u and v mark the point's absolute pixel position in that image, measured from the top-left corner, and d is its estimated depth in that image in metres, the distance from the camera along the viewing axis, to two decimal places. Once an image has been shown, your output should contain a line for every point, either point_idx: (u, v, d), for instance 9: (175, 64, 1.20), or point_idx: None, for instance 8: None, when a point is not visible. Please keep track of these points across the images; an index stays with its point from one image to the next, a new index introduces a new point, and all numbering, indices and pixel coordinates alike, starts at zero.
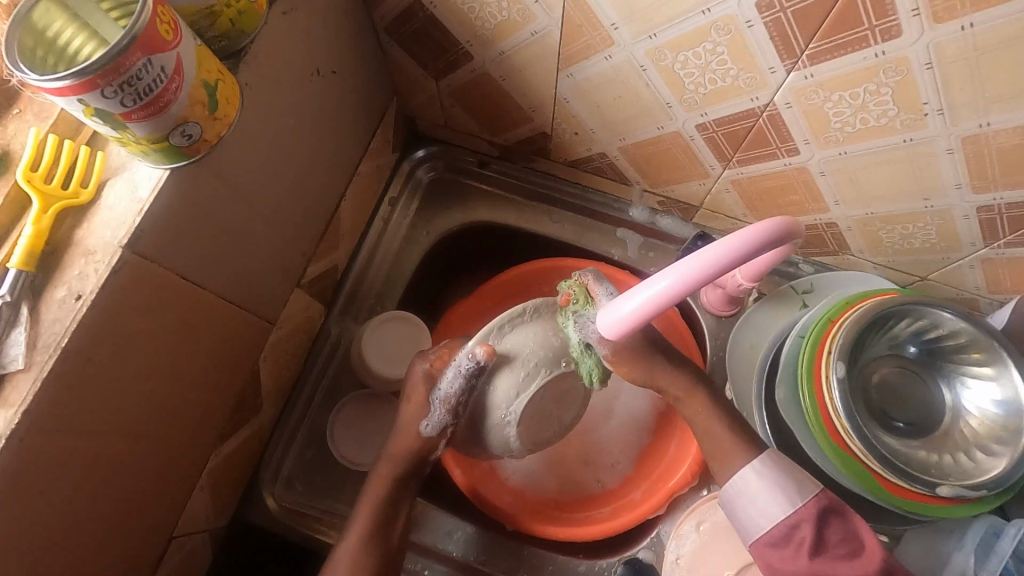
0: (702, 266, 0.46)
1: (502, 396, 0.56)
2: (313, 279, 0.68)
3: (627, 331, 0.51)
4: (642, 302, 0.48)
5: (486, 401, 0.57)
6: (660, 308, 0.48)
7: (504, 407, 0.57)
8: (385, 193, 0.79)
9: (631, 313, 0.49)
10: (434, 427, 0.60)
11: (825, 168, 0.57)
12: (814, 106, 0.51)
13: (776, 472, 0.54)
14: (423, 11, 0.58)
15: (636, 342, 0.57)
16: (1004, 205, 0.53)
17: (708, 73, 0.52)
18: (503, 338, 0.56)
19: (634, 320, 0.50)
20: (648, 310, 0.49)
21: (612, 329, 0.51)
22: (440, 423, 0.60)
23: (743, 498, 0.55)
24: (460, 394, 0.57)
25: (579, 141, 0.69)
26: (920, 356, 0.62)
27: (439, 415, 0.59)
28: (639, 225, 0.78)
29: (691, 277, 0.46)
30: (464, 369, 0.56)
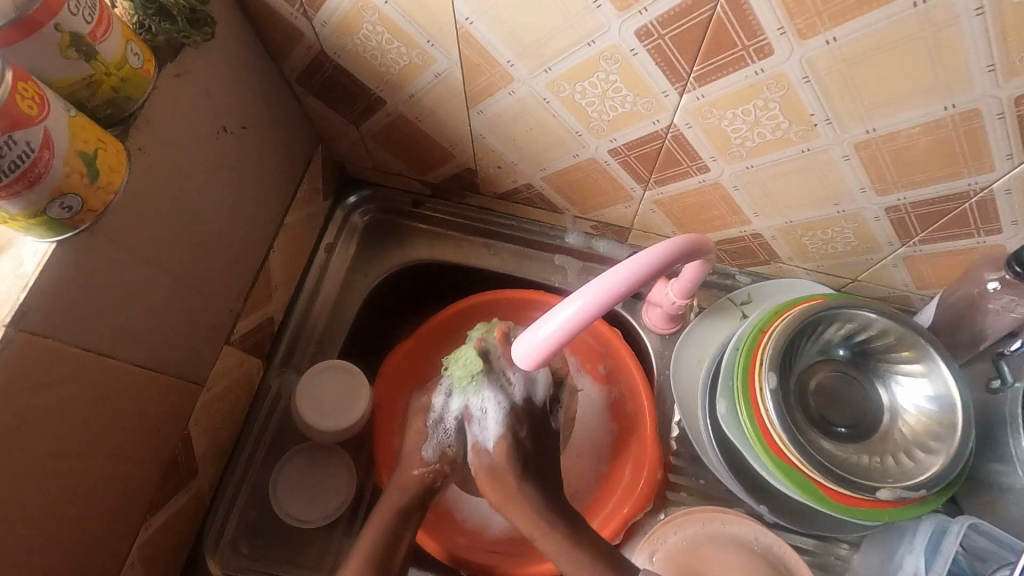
0: (614, 287, 0.47)
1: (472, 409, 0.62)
2: (244, 334, 0.66)
3: (543, 359, 0.51)
4: (556, 326, 0.48)
5: (469, 428, 0.62)
6: (574, 332, 0.49)
7: (479, 432, 0.61)
8: (320, 240, 0.79)
9: (546, 340, 0.49)
10: (433, 452, 0.63)
11: (737, 182, 0.58)
12: (712, 124, 0.52)
13: None
14: (329, 61, 0.59)
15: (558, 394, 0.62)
16: (908, 203, 0.54)
17: (607, 101, 0.53)
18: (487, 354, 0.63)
19: (550, 347, 0.49)
20: (562, 335, 0.48)
21: (526, 358, 0.50)
22: (441, 444, 0.63)
23: None
24: (451, 415, 0.63)
25: (503, 174, 0.69)
26: (854, 359, 0.62)
27: (442, 434, 0.63)
28: (576, 250, 0.78)
29: (602, 298, 0.47)
30: (445, 388, 0.63)
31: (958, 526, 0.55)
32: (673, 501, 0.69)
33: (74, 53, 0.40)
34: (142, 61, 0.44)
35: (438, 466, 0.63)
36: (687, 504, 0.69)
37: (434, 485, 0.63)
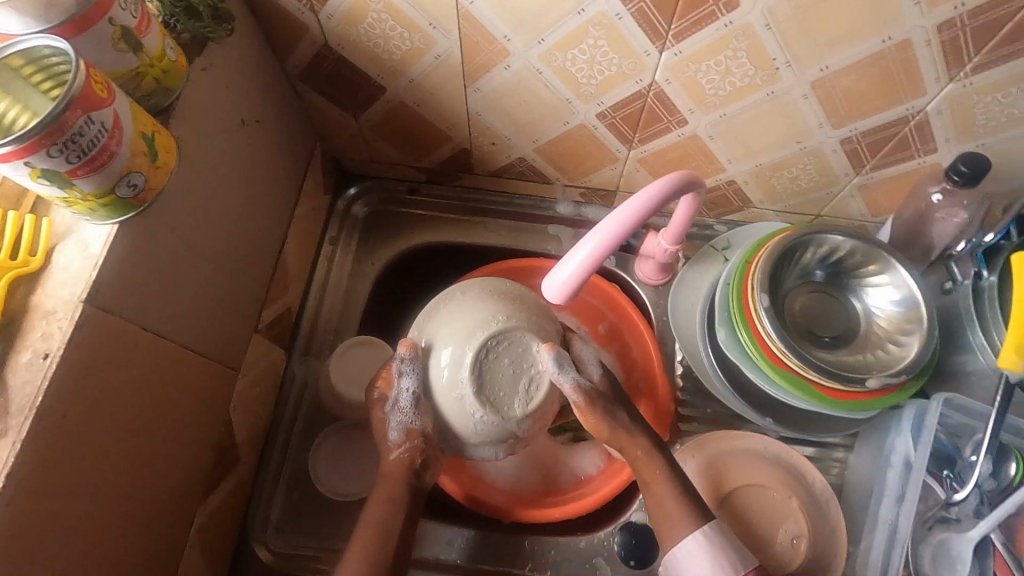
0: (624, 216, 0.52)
1: (442, 375, 0.58)
2: (269, 323, 0.69)
3: (570, 293, 0.55)
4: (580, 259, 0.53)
5: (435, 397, 0.59)
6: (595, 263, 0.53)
7: (455, 394, 0.58)
8: (324, 233, 0.82)
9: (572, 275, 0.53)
10: (398, 432, 0.61)
11: (712, 132, 0.66)
12: (689, 77, 0.59)
13: (720, 539, 0.56)
14: (333, 53, 0.63)
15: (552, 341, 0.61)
16: (859, 133, 0.62)
17: (595, 66, 0.59)
18: (426, 330, 0.61)
19: (574, 283, 0.54)
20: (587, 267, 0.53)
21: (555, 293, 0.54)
22: (404, 423, 0.61)
23: (685, 564, 0.56)
24: (413, 390, 0.60)
25: (497, 150, 0.75)
26: (827, 279, 0.69)
27: (401, 415, 0.61)
28: (567, 219, 0.85)
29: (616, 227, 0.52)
30: (402, 365, 0.60)
31: (936, 404, 0.61)
32: (687, 432, 0.75)
33: (124, 45, 0.43)
34: (177, 54, 0.47)
35: (407, 445, 0.61)
36: (699, 432, 0.75)
37: (413, 465, 0.61)
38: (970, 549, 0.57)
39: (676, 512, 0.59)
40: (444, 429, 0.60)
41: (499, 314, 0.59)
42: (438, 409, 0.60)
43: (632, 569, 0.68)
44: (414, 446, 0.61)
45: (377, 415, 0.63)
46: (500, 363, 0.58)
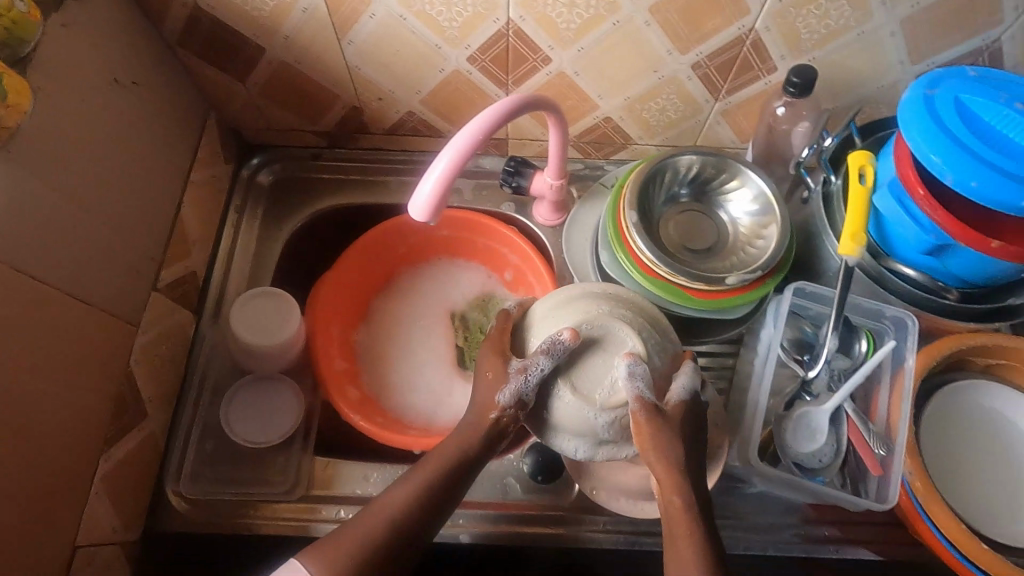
0: (479, 123, 0.54)
1: (564, 388, 0.57)
2: (169, 284, 0.71)
3: (436, 208, 0.56)
4: (441, 167, 0.54)
5: (557, 392, 0.57)
6: (457, 171, 0.54)
7: (576, 409, 0.56)
8: (229, 203, 0.84)
9: (435, 186, 0.54)
10: (510, 397, 0.56)
11: (576, 68, 0.70)
12: (539, 13, 0.63)
13: None
14: (205, 15, 0.66)
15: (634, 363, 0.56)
16: (705, 58, 0.68)
17: (452, 7, 0.63)
18: (589, 326, 0.59)
19: (436, 195, 0.55)
20: (447, 174, 0.54)
21: (420, 208, 0.55)
22: (519, 389, 0.56)
23: None
24: (536, 374, 0.56)
25: (386, 106, 0.78)
26: (690, 199, 0.75)
27: (521, 380, 0.56)
28: (467, 172, 0.88)
29: (472, 134, 0.54)
30: (547, 349, 0.56)
31: (788, 293, 0.67)
32: None
33: None
34: (27, 6, 0.51)
35: (512, 410, 0.56)
36: None
37: (505, 430, 0.57)
38: (826, 418, 0.63)
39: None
40: (541, 417, 0.58)
41: (615, 337, 0.58)
42: (547, 406, 0.58)
43: (540, 484, 0.72)
44: (516, 412, 0.56)
45: (500, 367, 0.58)
46: (587, 349, 0.58)
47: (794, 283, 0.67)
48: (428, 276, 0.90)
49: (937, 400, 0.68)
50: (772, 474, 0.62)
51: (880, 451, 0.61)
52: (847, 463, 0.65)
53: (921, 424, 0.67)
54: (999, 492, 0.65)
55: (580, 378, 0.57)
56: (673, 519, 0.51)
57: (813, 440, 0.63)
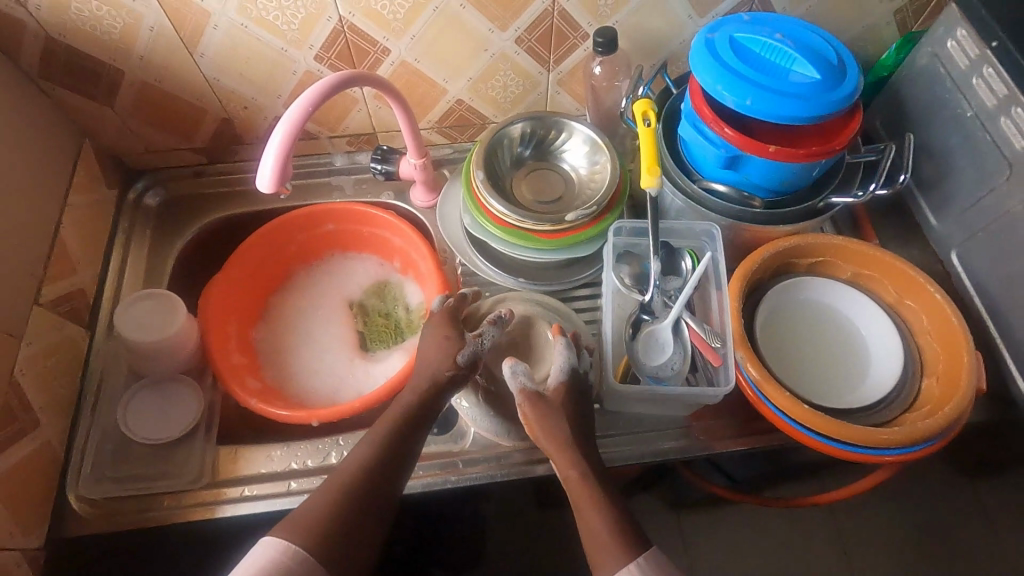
0: (308, 96, 0.61)
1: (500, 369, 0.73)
2: (54, 299, 0.74)
3: (281, 177, 0.61)
4: (277, 138, 0.60)
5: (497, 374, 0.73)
6: (293, 140, 0.61)
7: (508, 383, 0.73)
8: (116, 226, 0.88)
9: (275, 156, 0.60)
10: (467, 356, 0.67)
11: (415, 55, 0.79)
12: (366, 7, 0.72)
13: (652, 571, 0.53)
14: (58, 44, 0.71)
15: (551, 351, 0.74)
16: (524, 32, 0.78)
17: (285, 10, 0.71)
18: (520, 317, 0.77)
19: (279, 164, 0.61)
20: (284, 143, 0.60)
21: (265, 178, 0.61)
22: (475, 348, 0.68)
23: None
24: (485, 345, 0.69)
25: (252, 114, 0.84)
26: (534, 161, 0.83)
27: (477, 344, 0.68)
28: (346, 170, 0.95)
29: (303, 106, 0.61)
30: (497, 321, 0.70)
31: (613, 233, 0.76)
32: None
33: None
34: None
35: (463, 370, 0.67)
36: None
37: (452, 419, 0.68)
38: (669, 332, 0.70)
39: (606, 540, 0.56)
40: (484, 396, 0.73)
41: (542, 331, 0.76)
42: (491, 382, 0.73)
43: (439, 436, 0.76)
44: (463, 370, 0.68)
45: (454, 334, 0.69)
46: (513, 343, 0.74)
47: (613, 225, 0.76)
48: (323, 271, 0.95)
49: (768, 302, 0.76)
50: (631, 392, 0.68)
51: (717, 345, 0.68)
52: (698, 368, 0.71)
53: (757, 325, 0.75)
54: (832, 370, 0.73)
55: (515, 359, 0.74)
56: (573, 489, 0.61)
57: (661, 353, 0.70)
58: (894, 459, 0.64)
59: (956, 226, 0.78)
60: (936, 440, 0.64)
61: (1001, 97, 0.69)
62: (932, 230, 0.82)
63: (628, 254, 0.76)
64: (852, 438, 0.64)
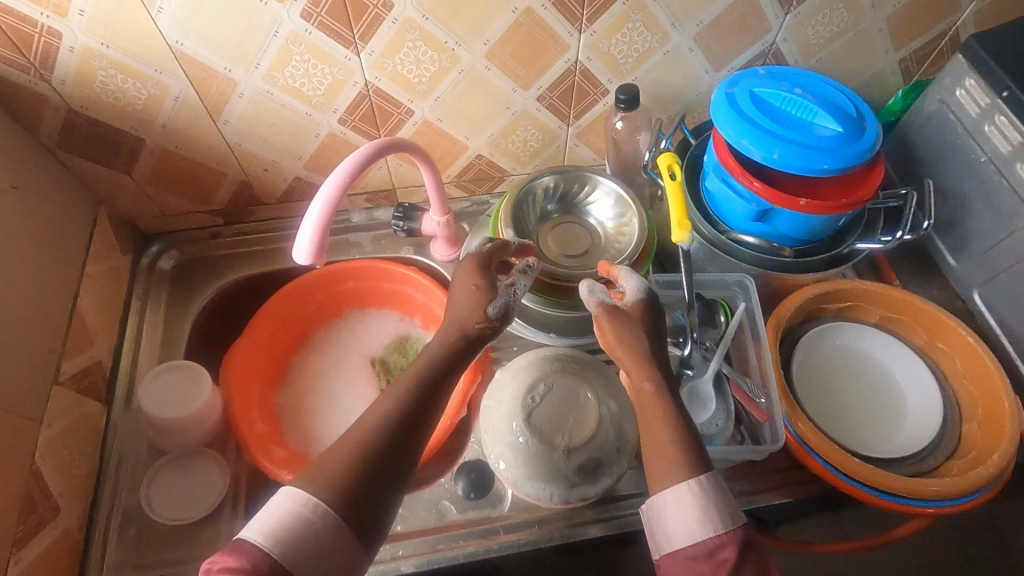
0: (347, 169, 0.60)
1: (535, 427, 0.69)
2: (72, 376, 0.71)
3: (319, 249, 0.61)
4: (316, 214, 0.59)
5: (533, 434, 0.68)
6: (332, 214, 0.60)
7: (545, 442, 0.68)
8: (131, 292, 0.86)
9: (314, 230, 0.60)
10: (500, 307, 0.62)
11: (438, 114, 0.79)
12: (392, 72, 0.72)
13: (708, 501, 0.51)
14: (80, 117, 0.70)
15: (585, 408, 0.70)
16: (546, 91, 0.78)
17: (312, 77, 0.71)
18: (552, 373, 0.73)
19: (318, 237, 0.60)
20: (323, 217, 0.60)
21: (304, 251, 0.60)
22: (508, 296, 0.63)
23: (665, 513, 0.52)
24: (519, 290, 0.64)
25: (273, 176, 0.84)
26: (559, 215, 0.84)
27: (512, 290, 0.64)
28: (364, 226, 0.94)
29: (341, 180, 0.60)
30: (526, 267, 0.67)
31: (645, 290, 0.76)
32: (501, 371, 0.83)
33: None
34: None
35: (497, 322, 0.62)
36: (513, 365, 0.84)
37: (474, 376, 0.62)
38: (711, 386, 0.69)
39: (673, 456, 0.53)
40: (519, 457, 0.68)
41: (577, 387, 0.71)
42: (527, 442, 0.68)
43: (474, 501, 0.74)
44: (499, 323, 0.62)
45: (485, 283, 0.63)
46: (553, 401, 0.70)
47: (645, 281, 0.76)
48: (343, 329, 0.93)
49: (801, 348, 0.76)
50: None
51: (762, 401, 0.69)
52: (742, 422, 0.71)
53: (793, 372, 0.74)
54: (871, 416, 0.73)
55: (549, 418, 0.69)
56: (645, 405, 0.57)
57: (705, 408, 0.69)
58: (945, 510, 0.63)
59: (976, 266, 0.80)
60: (984, 491, 0.63)
61: (1015, 143, 0.71)
62: (952, 270, 0.83)
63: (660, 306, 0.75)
64: (903, 490, 0.63)
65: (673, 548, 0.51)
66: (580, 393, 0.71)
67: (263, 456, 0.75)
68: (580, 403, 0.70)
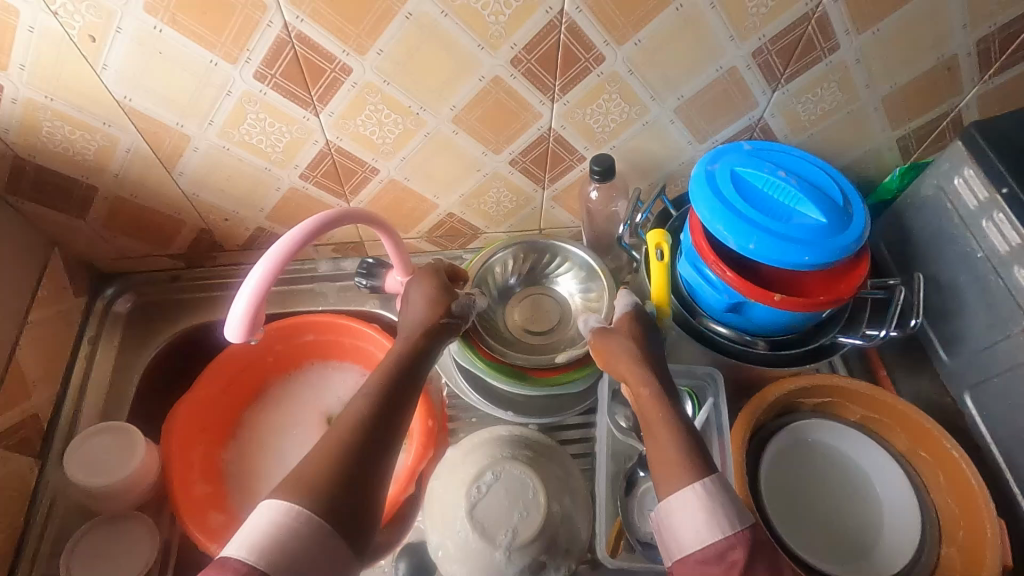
0: (285, 246, 0.57)
1: (477, 520, 0.64)
2: (1, 432, 0.68)
3: (250, 326, 0.58)
4: (248, 293, 0.56)
5: (475, 528, 0.63)
6: (265, 292, 0.57)
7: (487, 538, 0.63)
8: (82, 336, 0.83)
9: (245, 309, 0.57)
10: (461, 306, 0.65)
11: (404, 174, 0.76)
12: (353, 132, 0.69)
13: (713, 500, 0.49)
14: (29, 164, 0.68)
15: (533, 502, 0.65)
16: (519, 155, 0.75)
17: (270, 135, 0.68)
18: (504, 459, 0.68)
19: (250, 315, 0.57)
20: (255, 296, 0.56)
21: (234, 330, 0.57)
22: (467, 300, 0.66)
23: (671, 519, 0.50)
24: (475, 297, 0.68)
25: (233, 226, 0.81)
26: (524, 288, 0.81)
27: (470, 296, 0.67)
28: (329, 276, 0.91)
29: (278, 257, 0.57)
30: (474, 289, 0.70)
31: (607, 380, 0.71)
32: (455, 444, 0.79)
33: None
34: None
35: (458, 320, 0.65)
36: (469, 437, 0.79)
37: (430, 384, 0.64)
38: None
39: (674, 463, 0.52)
40: (458, 552, 0.64)
41: (528, 477, 0.66)
42: (467, 537, 0.63)
43: None
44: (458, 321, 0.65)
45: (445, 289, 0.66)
46: (499, 493, 0.65)
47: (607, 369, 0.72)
48: (303, 381, 0.88)
49: (774, 443, 0.71)
50: None
51: None
52: None
53: (761, 470, 0.70)
54: (842, 526, 0.68)
55: (494, 511, 0.64)
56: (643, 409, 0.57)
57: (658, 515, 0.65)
58: None
59: (968, 365, 0.74)
60: None
61: (1014, 244, 0.66)
62: (943, 365, 0.77)
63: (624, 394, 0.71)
64: None
65: (684, 555, 0.49)
66: (529, 483, 0.66)
67: (195, 526, 0.71)
68: (528, 496, 0.65)
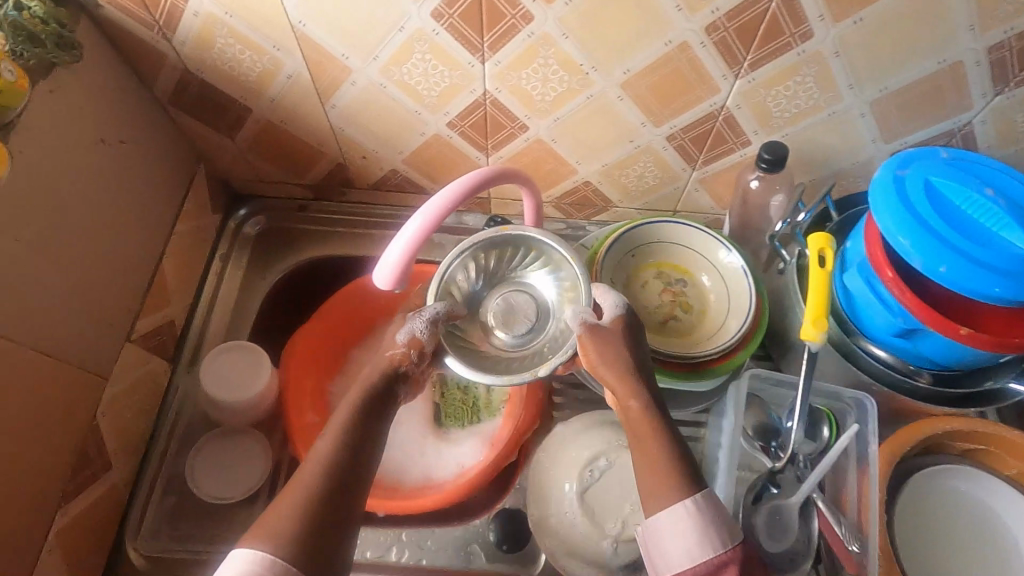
0: (446, 197, 0.55)
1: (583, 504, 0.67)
2: (144, 334, 0.72)
3: (398, 277, 0.57)
4: (403, 243, 0.55)
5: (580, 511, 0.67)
6: (419, 244, 0.56)
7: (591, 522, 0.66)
8: (215, 251, 0.86)
9: (398, 258, 0.56)
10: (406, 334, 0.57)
11: (553, 135, 0.72)
12: (514, 85, 0.65)
13: (697, 522, 0.48)
14: (195, 78, 0.69)
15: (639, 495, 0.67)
16: (679, 130, 0.69)
17: (430, 78, 0.65)
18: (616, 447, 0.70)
19: (401, 265, 0.56)
20: (409, 247, 0.55)
21: (384, 278, 0.56)
22: (415, 327, 0.58)
23: (654, 535, 0.49)
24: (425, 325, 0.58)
25: (369, 164, 0.80)
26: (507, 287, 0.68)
27: (418, 320, 0.58)
28: (449, 228, 0.89)
29: (437, 209, 0.55)
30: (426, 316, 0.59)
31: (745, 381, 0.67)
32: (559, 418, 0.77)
33: None
34: (17, 76, 0.54)
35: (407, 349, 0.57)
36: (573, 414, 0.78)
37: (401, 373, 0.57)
38: (795, 514, 0.62)
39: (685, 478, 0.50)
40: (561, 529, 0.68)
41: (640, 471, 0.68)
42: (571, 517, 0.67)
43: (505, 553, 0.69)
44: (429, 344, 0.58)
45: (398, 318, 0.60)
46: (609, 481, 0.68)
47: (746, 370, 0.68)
48: None
49: (913, 484, 0.66)
50: None
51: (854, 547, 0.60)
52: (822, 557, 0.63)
53: (897, 506, 0.65)
54: None
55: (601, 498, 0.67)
56: (633, 424, 0.54)
57: (784, 535, 0.62)
58: None
59: None
60: None
61: None
62: None
63: (755, 402, 0.68)
64: None
65: (672, 574, 0.48)
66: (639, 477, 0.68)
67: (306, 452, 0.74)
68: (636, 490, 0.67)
